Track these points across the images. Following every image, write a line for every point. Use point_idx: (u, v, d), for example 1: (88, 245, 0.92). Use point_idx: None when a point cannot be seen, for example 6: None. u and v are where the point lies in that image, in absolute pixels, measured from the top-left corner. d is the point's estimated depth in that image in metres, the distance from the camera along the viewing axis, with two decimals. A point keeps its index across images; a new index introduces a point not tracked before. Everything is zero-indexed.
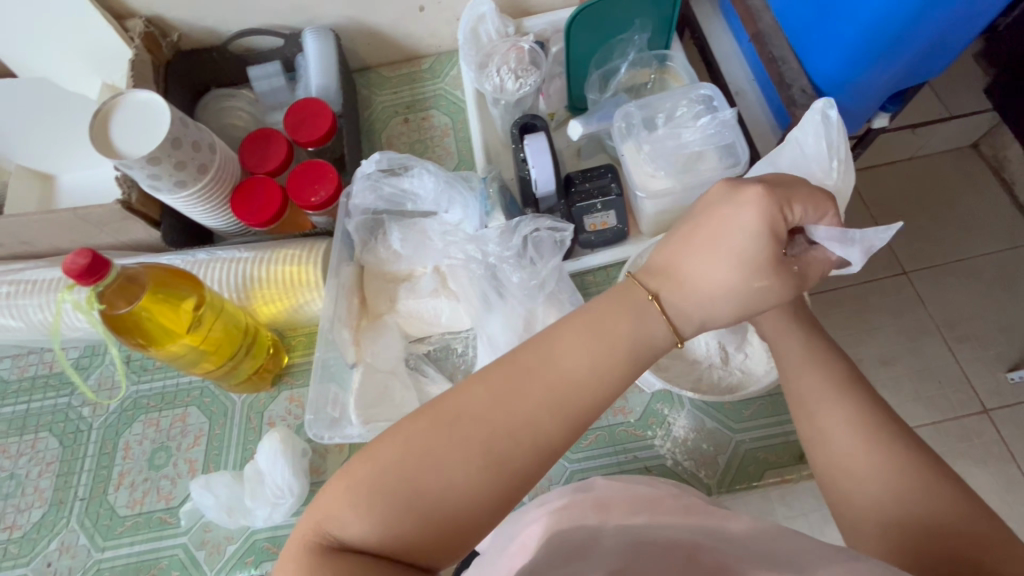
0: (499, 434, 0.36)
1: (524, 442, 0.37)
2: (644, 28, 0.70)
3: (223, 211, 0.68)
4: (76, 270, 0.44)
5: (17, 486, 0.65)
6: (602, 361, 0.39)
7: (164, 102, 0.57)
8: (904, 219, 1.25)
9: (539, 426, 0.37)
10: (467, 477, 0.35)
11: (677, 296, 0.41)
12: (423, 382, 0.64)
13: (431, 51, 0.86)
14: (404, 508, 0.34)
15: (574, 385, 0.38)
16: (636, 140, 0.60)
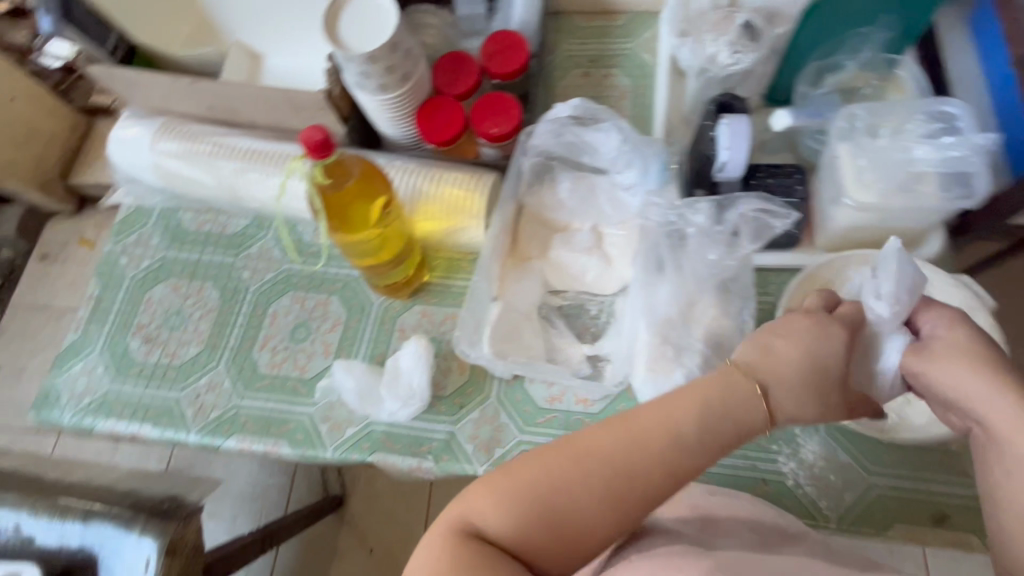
0: (628, 468, 0.38)
1: (653, 473, 0.38)
2: (889, 27, 0.63)
3: (405, 123, 0.71)
4: (311, 141, 0.46)
5: (181, 322, 0.74)
6: (709, 410, 0.40)
7: (394, 7, 0.60)
8: None
9: (662, 459, 0.39)
10: (600, 499, 0.38)
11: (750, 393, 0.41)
12: (552, 334, 0.64)
13: (629, 8, 0.83)
14: (534, 530, 0.38)
15: (630, 460, 0.38)
16: (858, 147, 0.55)
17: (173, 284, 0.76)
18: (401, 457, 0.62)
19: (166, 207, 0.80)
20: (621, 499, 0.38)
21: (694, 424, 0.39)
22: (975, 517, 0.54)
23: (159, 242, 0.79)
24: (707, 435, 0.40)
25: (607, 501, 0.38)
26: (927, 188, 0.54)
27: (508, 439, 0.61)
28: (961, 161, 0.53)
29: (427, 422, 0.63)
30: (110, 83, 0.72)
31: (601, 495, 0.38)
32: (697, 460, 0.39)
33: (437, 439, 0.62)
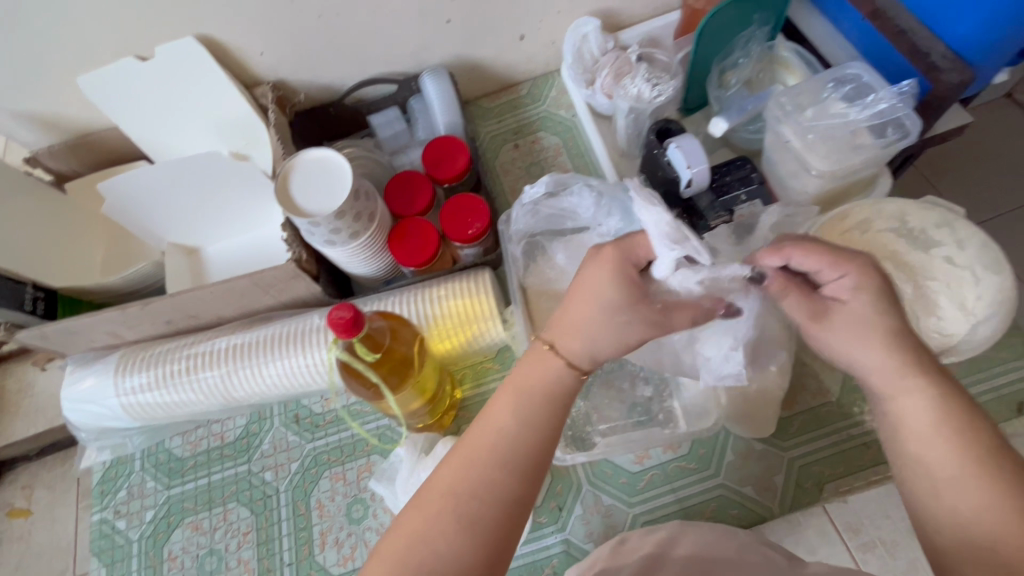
0: (524, 407, 0.44)
1: (462, 491, 0.41)
2: (765, 22, 0.71)
3: (379, 257, 0.69)
4: (339, 322, 0.44)
5: (220, 561, 0.64)
6: (523, 400, 0.44)
7: (340, 157, 0.59)
8: None
9: (470, 469, 0.41)
10: (443, 545, 0.39)
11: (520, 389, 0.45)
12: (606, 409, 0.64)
13: (527, 77, 0.88)
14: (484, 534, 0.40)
15: (479, 457, 0.42)
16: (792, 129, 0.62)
17: (191, 523, 0.66)
18: None
19: (149, 444, 0.71)
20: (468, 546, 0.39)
21: (511, 426, 0.43)
22: None
23: (156, 485, 0.69)
24: (528, 447, 0.43)
25: (449, 546, 0.39)
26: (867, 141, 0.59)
27: (623, 520, 0.59)
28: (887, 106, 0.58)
29: (536, 539, 0.59)
30: (45, 341, 0.64)
31: (497, 452, 0.42)
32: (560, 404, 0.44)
33: (557, 553, 0.59)
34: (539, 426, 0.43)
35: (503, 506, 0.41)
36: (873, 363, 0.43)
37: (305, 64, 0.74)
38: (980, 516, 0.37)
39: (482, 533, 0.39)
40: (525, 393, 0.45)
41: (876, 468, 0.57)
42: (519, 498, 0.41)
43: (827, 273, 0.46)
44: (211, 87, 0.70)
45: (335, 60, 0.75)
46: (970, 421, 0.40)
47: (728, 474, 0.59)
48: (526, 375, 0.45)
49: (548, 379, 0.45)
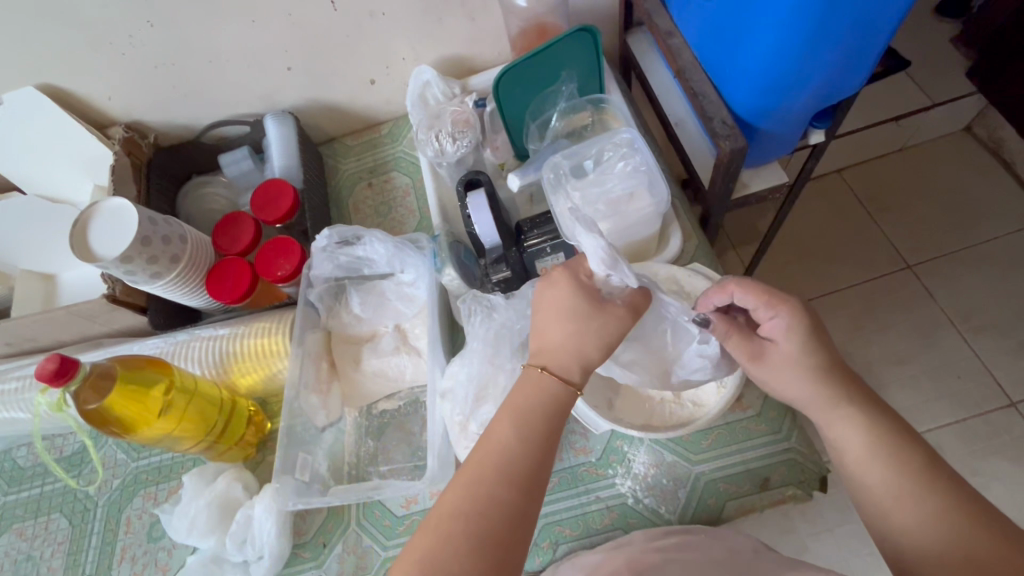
0: (518, 421, 0.45)
1: (471, 513, 0.41)
2: (572, 79, 0.73)
3: (201, 291, 0.74)
4: (46, 373, 0.50)
5: (34, 566, 0.70)
6: (521, 420, 0.45)
7: (133, 206, 0.64)
8: (914, 210, 1.36)
9: (484, 485, 0.42)
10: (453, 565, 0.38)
11: (531, 393, 0.47)
12: (387, 451, 0.68)
13: (389, 117, 0.92)
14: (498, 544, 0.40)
15: (502, 455, 0.43)
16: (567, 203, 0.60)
17: (17, 529, 0.73)
18: None
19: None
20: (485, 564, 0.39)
21: (511, 442, 0.44)
22: (792, 470, 0.57)
23: None
24: (535, 463, 0.44)
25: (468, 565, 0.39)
26: (637, 205, 0.60)
27: (373, 562, 0.62)
28: (641, 172, 0.61)
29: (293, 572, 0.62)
30: None
31: (525, 462, 0.43)
32: (550, 419, 0.46)
33: None
34: (536, 442, 0.44)
35: (513, 518, 0.41)
36: (804, 388, 0.48)
37: (156, 108, 0.80)
38: (914, 525, 0.41)
39: (498, 551, 0.39)
40: (516, 414, 0.46)
41: (611, 533, 0.58)
42: (522, 509, 0.42)
43: (762, 312, 0.51)
44: (63, 129, 0.76)
45: (184, 104, 0.80)
46: (905, 442, 0.45)
47: None
48: (528, 395, 0.47)
49: (541, 397, 0.46)
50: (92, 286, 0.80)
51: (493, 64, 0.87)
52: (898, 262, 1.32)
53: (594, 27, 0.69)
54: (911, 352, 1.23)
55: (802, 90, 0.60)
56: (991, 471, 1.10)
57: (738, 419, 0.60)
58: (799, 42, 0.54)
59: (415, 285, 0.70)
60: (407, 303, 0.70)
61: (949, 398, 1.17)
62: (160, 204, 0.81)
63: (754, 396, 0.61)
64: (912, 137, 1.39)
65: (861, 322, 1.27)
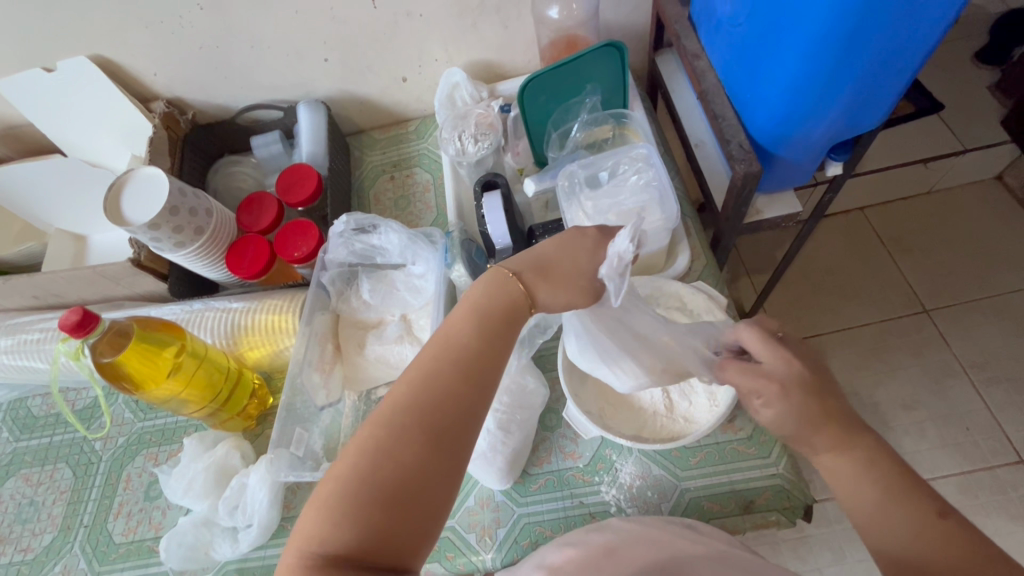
0: (475, 318, 0.45)
1: (425, 403, 0.41)
2: (597, 91, 0.75)
3: (221, 265, 0.76)
4: (68, 324, 0.53)
5: (35, 511, 0.73)
6: (481, 321, 0.45)
7: (166, 176, 0.68)
8: (935, 254, 1.34)
9: (434, 379, 0.42)
10: (402, 454, 0.39)
11: (494, 292, 0.47)
12: None
13: (417, 114, 0.95)
14: (444, 428, 0.40)
15: (460, 348, 0.44)
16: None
17: (24, 475, 0.76)
18: None
19: (16, 400, 0.82)
20: (432, 454, 0.39)
21: (466, 341, 0.44)
22: (779, 496, 0.57)
23: (9, 436, 0.79)
24: (484, 360, 0.44)
25: (415, 456, 0.39)
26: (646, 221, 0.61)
27: None
28: (653, 188, 0.62)
29: (279, 544, 0.64)
30: None
31: (481, 355, 0.44)
32: (509, 316, 0.46)
33: None
34: (490, 343, 0.44)
35: (460, 413, 0.41)
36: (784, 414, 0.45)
37: (195, 86, 0.83)
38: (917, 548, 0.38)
39: (442, 442, 0.40)
40: (480, 317, 0.45)
41: None
42: (472, 405, 0.42)
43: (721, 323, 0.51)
44: (107, 97, 0.80)
45: (223, 85, 0.84)
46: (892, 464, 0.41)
47: (459, 517, 0.61)
48: (492, 297, 0.47)
49: (506, 302, 0.46)
50: (121, 248, 0.84)
51: (523, 72, 0.89)
52: (914, 304, 1.30)
53: (623, 45, 0.70)
54: (920, 397, 1.21)
55: (820, 120, 0.61)
56: (989, 523, 1.07)
57: (729, 439, 0.60)
58: (822, 70, 0.55)
59: (425, 278, 0.72)
60: (416, 296, 0.72)
61: (955, 448, 1.15)
62: (190, 177, 0.84)
63: (746, 419, 0.61)
64: (939, 181, 1.38)
65: (871, 363, 1.25)
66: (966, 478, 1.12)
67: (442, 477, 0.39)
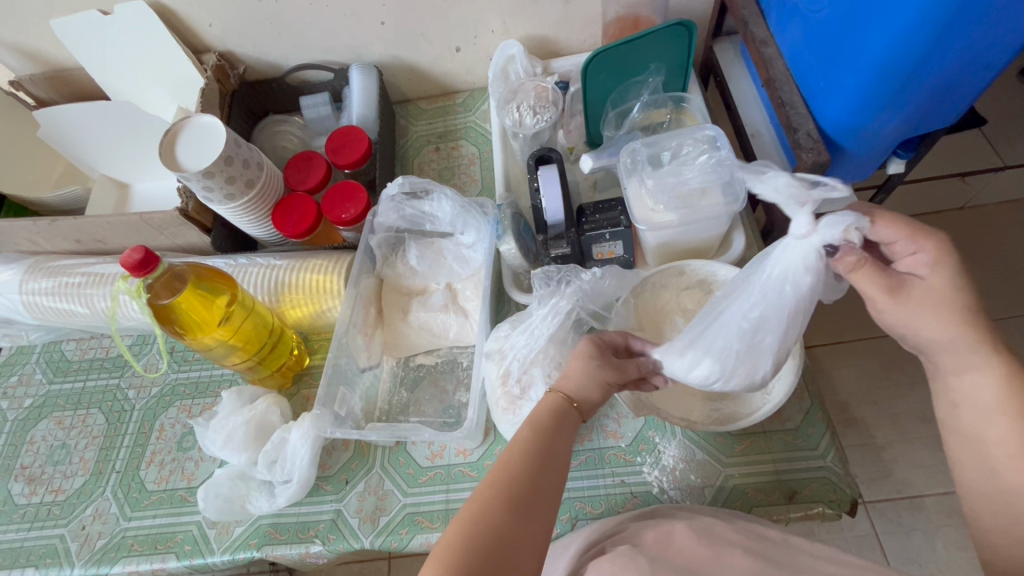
0: (542, 418, 0.47)
1: (509, 491, 0.41)
2: (659, 71, 0.74)
3: (266, 222, 0.76)
4: (129, 262, 0.53)
5: (67, 454, 0.73)
6: (546, 423, 0.46)
7: (223, 126, 0.67)
8: (966, 270, 1.33)
9: (504, 464, 0.43)
10: (492, 530, 0.39)
11: (556, 396, 0.49)
12: (418, 404, 0.69)
13: (465, 87, 0.94)
14: (525, 520, 0.40)
15: (536, 446, 0.44)
16: (794, 256, 0.46)
17: (57, 418, 0.76)
18: (289, 547, 0.61)
19: (50, 343, 0.81)
20: (518, 529, 0.40)
21: (535, 433, 0.45)
22: (824, 488, 0.57)
23: (43, 378, 0.79)
24: (551, 446, 0.45)
25: (503, 530, 0.39)
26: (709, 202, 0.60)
27: (393, 505, 0.62)
28: (720, 168, 0.60)
29: (314, 503, 0.64)
30: None
31: (553, 454, 0.45)
32: (569, 418, 0.48)
33: (324, 520, 0.63)
34: (555, 432, 0.46)
35: (538, 500, 0.42)
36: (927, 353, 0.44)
37: (249, 40, 0.82)
38: None
39: (524, 531, 0.40)
40: (533, 418, 0.47)
41: None
42: (549, 497, 0.43)
43: (903, 246, 0.47)
44: (160, 46, 0.79)
45: (277, 42, 0.83)
46: None
47: None
48: (549, 406, 0.48)
49: (559, 411, 0.48)
50: (166, 199, 0.84)
51: (577, 50, 0.88)
52: None
53: (693, 24, 0.69)
54: None
55: (894, 115, 0.60)
56: None
57: (775, 428, 0.60)
58: (905, 63, 0.54)
59: (473, 249, 0.71)
60: (464, 267, 0.71)
61: None
62: (237, 132, 0.83)
63: (793, 410, 0.61)
64: (975, 196, 1.36)
65: None
66: None
67: (526, 549, 0.39)
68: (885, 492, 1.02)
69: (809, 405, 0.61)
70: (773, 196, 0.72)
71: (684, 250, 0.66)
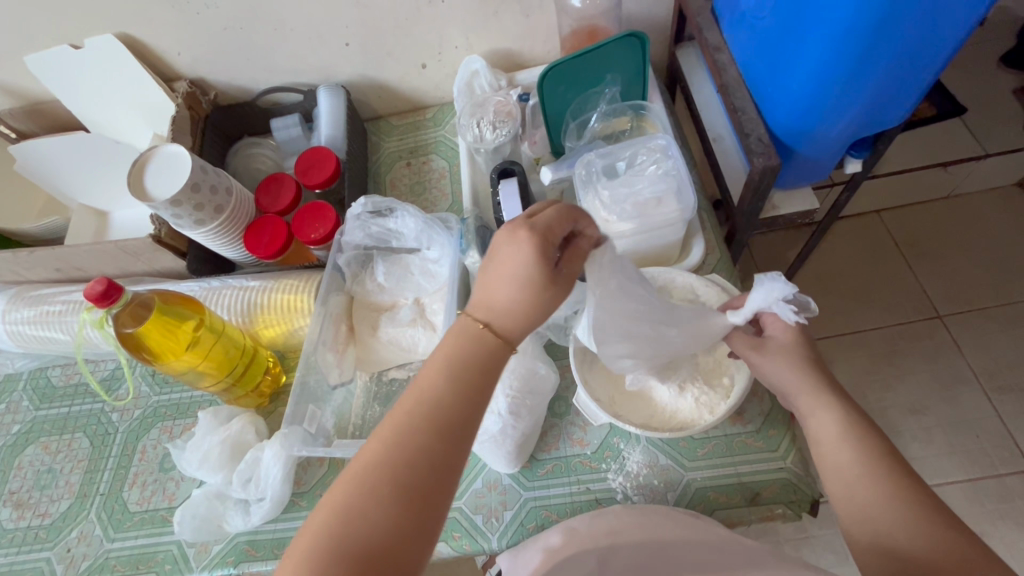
0: (452, 364, 0.42)
1: (394, 459, 0.39)
2: (617, 81, 0.75)
3: (238, 244, 0.77)
4: (92, 294, 0.55)
5: (53, 478, 0.75)
6: (456, 371, 0.42)
7: (189, 154, 0.69)
8: (951, 260, 1.32)
9: (405, 434, 0.40)
10: (373, 508, 0.37)
11: (478, 330, 0.44)
12: None
13: (435, 102, 0.95)
14: (414, 489, 0.38)
15: (436, 403, 0.41)
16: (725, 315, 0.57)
17: (43, 443, 0.78)
18: (264, 563, 0.63)
19: (36, 370, 0.83)
20: (403, 506, 0.38)
21: (439, 386, 0.42)
22: (785, 489, 0.58)
23: (29, 405, 0.81)
24: (458, 404, 0.41)
25: (386, 507, 0.37)
26: (662, 210, 0.61)
27: None
28: (671, 177, 0.62)
29: (289, 519, 0.65)
30: None
31: (456, 412, 0.41)
32: (491, 351, 0.44)
33: None
34: (465, 385, 0.42)
35: (433, 464, 0.39)
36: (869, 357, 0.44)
37: (219, 67, 0.84)
38: None
39: (412, 503, 0.38)
40: (443, 363, 0.43)
41: None
42: (446, 459, 0.40)
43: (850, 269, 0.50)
44: (131, 76, 0.81)
45: (245, 67, 0.85)
46: None
47: (466, 499, 0.62)
48: (463, 348, 0.43)
49: (477, 352, 0.43)
50: (143, 225, 0.86)
51: (542, 62, 0.90)
52: (929, 310, 1.29)
53: (645, 34, 0.70)
54: (930, 404, 1.20)
55: (841, 116, 0.60)
56: (997, 534, 1.06)
57: (737, 432, 0.60)
58: (845, 63, 0.54)
59: (439, 263, 0.72)
60: (431, 282, 0.73)
61: (963, 455, 1.14)
62: (211, 157, 0.85)
63: (755, 412, 0.62)
64: (958, 185, 1.35)
65: (880, 366, 1.24)
66: (970, 485, 1.11)
67: (412, 526, 0.37)
68: None
69: (770, 407, 0.61)
70: (735, 199, 0.73)
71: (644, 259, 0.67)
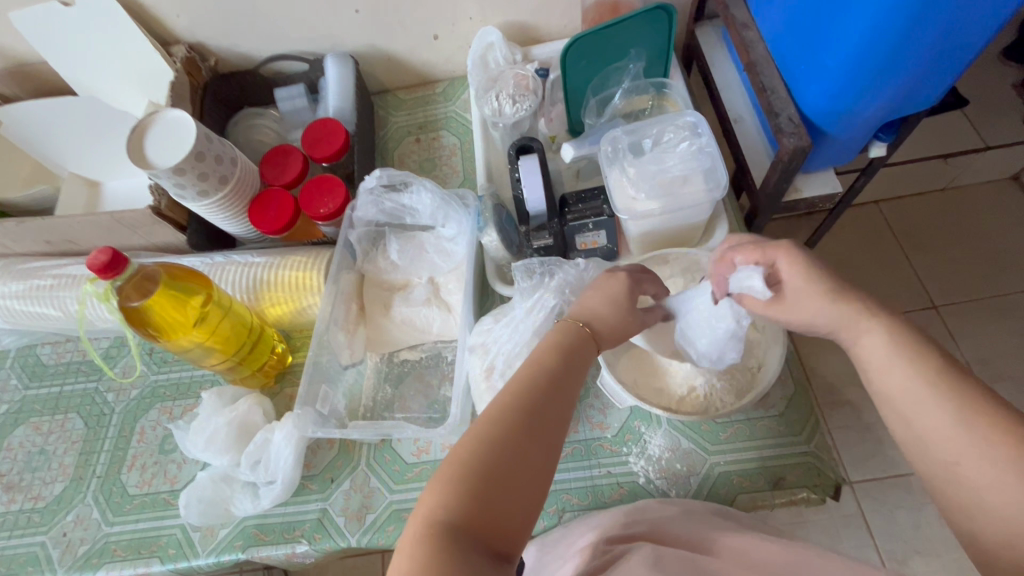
0: (561, 345, 0.46)
1: (522, 409, 0.40)
2: (639, 57, 0.73)
3: (242, 218, 0.74)
4: (96, 264, 0.52)
5: (46, 460, 0.71)
6: (565, 351, 0.46)
7: (193, 120, 0.65)
8: (948, 251, 1.34)
9: (530, 388, 0.42)
10: (505, 443, 0.38)
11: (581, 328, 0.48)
12: (404, 400, 0.68)
13: (445, 75, 0.92)
14: (540, 439, 0.39)
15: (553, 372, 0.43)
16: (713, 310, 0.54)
17: (34, 423, 0.74)
18: (274, 547, 0.61)
19: (25, 348, 0.79)
20: (529, 448, 0.38)
21: (552, 358, 0.45)
22: (808, 473, 0.57)
23: (18, 383, 0.77)
24: (570, 376, 0.44)
25: (517, 444, 0.38)
26: (690, 189, 0.60)
27: (379, 503, 0.62)
28: (701, 155, 0.60)
29: (299, 503, 0.63)
30: None
31: (569, 381, 0.43)
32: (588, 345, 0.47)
33: (309, 519, 0.62)
34: (574, 362, 0.45)
35: (554, 421, 0.41)
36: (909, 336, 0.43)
37: (219, 31, 0.80)
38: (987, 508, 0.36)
39: (537, 449, 0.39)
40: (555, 342, 0.47)
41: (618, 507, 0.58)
42: (564, 421, 0.41)
43: None
44: (126, 38, 0.76)
45: (247, 32, 0.81)
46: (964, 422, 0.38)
47: None
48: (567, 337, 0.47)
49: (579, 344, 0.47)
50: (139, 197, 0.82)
51: (557, 37, 0.87)
52: (925, 300, 1.30)
53: (672, 8, 0.67)
54: None
55: (872, 97, 0.59)
56: None
57: (759, 415, 0.60)
58: (883, 41, 0.53)
59: (455, 241, 0.70)
60: (446, 260, 0.70)
61: None
62: (211, 127, 0.81)
63: (777, 396, 0.61)
64: (957, 177, 1.36)
65: None
66: None
67: (535, 470, 0.38)
68: (872, 472, 1.04)
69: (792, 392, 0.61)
70: (756, 181, 0.72)
71: (666, 240, 0.66)
